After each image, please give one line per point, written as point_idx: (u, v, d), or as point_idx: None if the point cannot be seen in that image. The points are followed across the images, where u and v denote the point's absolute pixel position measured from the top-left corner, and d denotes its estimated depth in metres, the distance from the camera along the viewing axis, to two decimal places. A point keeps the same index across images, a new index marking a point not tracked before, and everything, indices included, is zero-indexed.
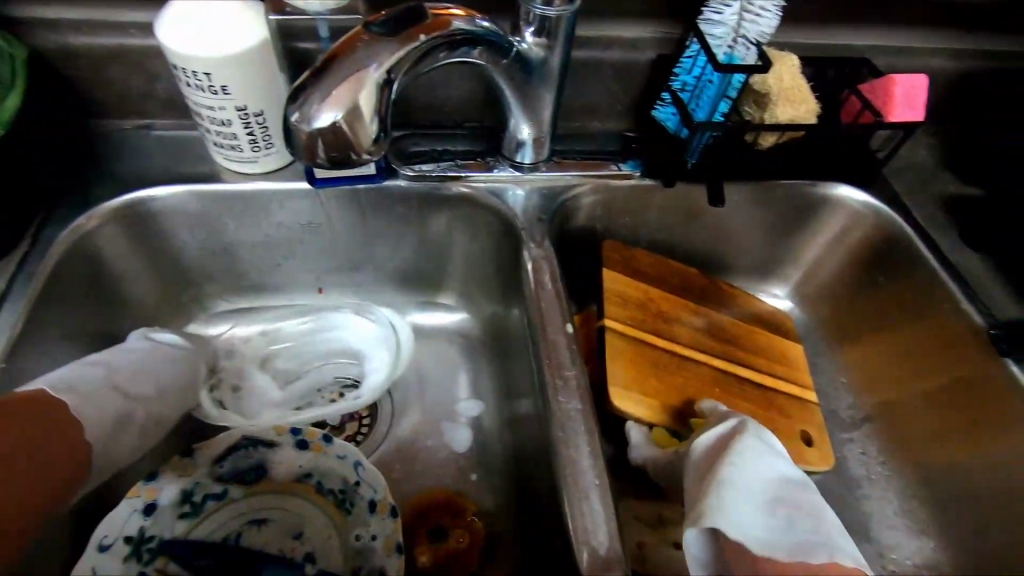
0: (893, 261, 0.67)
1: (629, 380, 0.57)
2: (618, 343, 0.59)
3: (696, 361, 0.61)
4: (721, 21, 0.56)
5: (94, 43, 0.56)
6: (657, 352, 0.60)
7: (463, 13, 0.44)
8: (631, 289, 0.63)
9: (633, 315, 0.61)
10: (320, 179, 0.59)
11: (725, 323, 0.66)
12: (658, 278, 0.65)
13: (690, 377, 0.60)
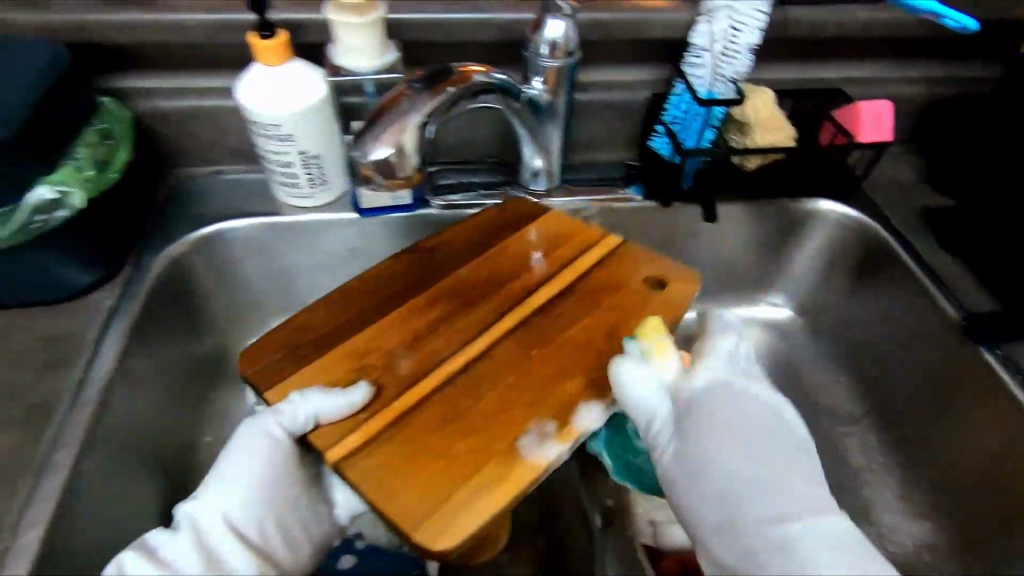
0: (873, 270, 0.75)
1: (428, 482, 0.44)
2: (377, 468, 0.45)
3: (445, 402, 0.49)
4: (703, 63, 0.65)
5: (181, 107, 0.68)
6: (443, 396, 0.50)
7: (481, 68, 0.54)
8: (329, 359, 0.53)
9: (400, 395, 0.50)
10: (364, 208, 0.69)
11: (414, 319, 0.56)
12: (342, 325, 0.56)
13: (431, 417, 0.48)
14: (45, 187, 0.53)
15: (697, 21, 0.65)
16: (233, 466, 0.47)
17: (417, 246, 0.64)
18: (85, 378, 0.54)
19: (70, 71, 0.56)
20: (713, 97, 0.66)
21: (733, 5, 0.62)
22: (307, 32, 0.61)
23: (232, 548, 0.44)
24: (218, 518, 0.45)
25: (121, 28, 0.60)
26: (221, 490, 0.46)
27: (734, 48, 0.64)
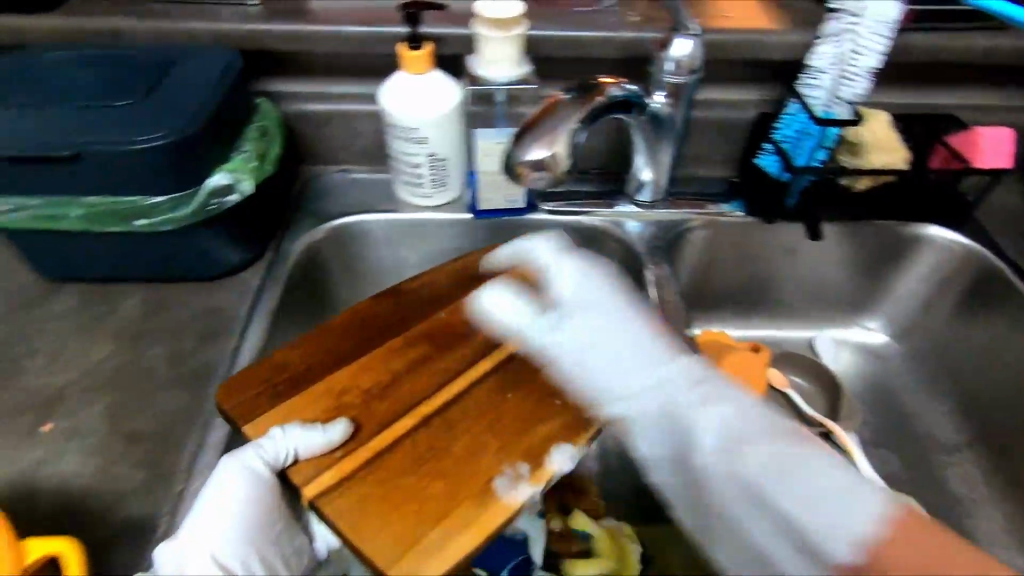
0: (982, 297, 0.74)
1: (369, 514, 0.46)
2: (355, 502, 0.47)
3: (424, 440, 0.50)
4: (819, 84, 0.67)
5: (321, 110, 0.75)
6: (418, 438, 0.50)
7: (613, 80, 0.57)
8: (305, 401, 0.52)
9: (376, 433, 0.50)
10: (480, 209, 0.73)
11: (394, 358, 0.56)
12: (327, 354, 0.56)
13: (408, 457, 0.49)
14: (221, 174, 0.59)
15: (817, 43, 0.67)
16: (204, 520, 0.45)
17: (407, 285, 0.63)
18: (239, 348, 0.60)
19: (243, 74, 0.63)
20: (830, 117, 0.67)
21: (856, 28, 0.63)
22: (444, 45, 0.67)
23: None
24: (209, 558, 0.43)
25: (283, 37, 0.67)
26: (205, 527, 0.45)
27: (853, 71, 0.65)
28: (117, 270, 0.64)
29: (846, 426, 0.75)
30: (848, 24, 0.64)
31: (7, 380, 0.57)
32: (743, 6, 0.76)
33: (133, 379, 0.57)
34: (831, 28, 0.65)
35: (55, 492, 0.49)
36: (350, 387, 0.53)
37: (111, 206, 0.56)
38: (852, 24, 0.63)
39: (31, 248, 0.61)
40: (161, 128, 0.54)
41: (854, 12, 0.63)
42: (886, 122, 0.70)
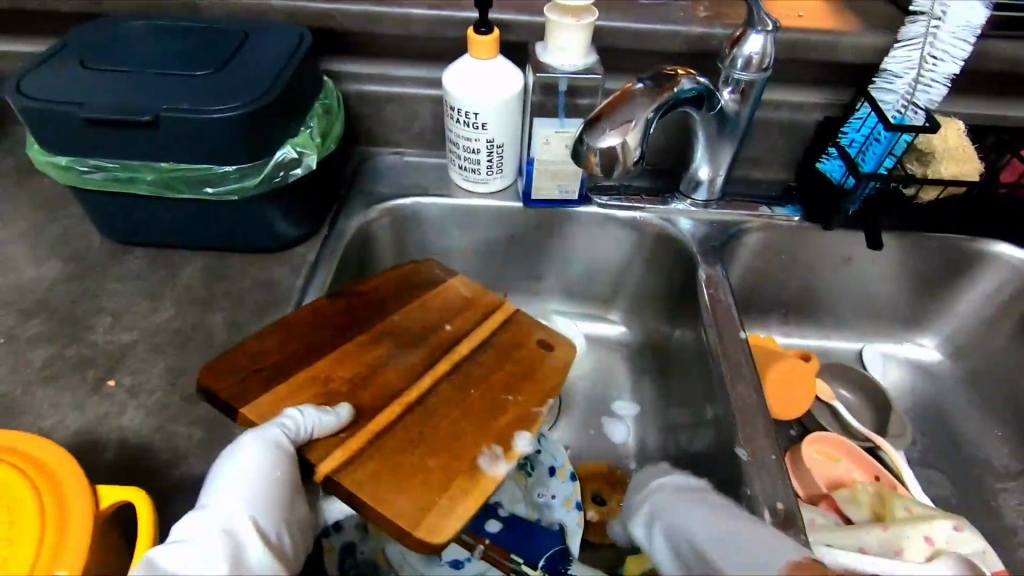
0: None
1: (379, 485, 0.46)
2: (364, 475, 0.46)
3: (405, 425, 0.51)
4: (894, 89, 0.66)
5: (381, 91, 0.75)
6: (406, 422, 0.51)
7: (684, 72, 0.57)
8: (283, 391, 0.51)
9: (372, 417, 0.51)
10: (533, 198, 0.73)
11: (359, 352, 0.56)
12: (304, 346, 0.54)
13: (404, 438, 0.50)
14: (289, 148, 0.61)
15: (895, 46, 0.65)
16: (231, 484, 0.43)
17: (359, 286, 0.62)
18: None
19: (312, 51, 0.64)
20: (903, 123, 0.65)
21: (936, 33, 0.61)
22: (510, 32, 0.67)
23: (254, 545, 0.40)
24: (245, 518, 0.41)
25: (352, 17, 0.68)
26: (236, 490, 0.42)
27: (931, 76, 0.63)
28: (180, 237, 0.65)
29: (894, 443, 0.73)
30: (929, 27, 0.62)
31: (74, 336, 0.59)
32: (814, 5, 0.74)
33: (193, 343, 0.59)
34: (910, 31, 0.63)
35: (119, 446, 0.51)
36: (335, 378, 0.53)
37: (183, 172, 0.58)
38: (934, 28, 0.61)
39: (101, 211, 0.63)
40: (235, 99, 0.55)
41: (938, 15, 0.61)
42: (958, 130, 0.68)
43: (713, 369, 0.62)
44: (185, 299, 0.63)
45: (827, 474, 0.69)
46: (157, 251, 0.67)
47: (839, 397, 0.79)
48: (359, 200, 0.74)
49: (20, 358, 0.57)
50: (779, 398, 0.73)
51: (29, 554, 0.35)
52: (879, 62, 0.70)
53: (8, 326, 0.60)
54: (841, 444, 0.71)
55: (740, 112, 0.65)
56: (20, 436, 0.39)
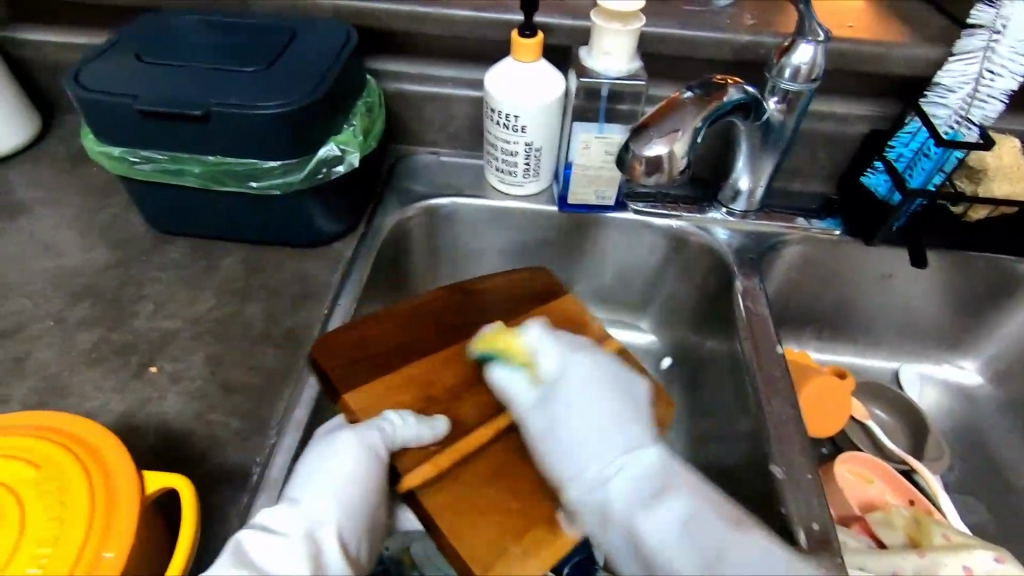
0: None
1: (457, 518, 0.46)
2: (444, 502, 0.47)
3: (490, 457, 0.51)
4: (947, 103, 0.64)
5: (421, 91, 0.76)
6: (491, 453, 0.51)
7: (732, 81, 0.56)
8: (384, 386, 0.53)
9: (464, 438, 0.51)
10: (568, 202, 0.73)
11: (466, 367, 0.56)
12: (410, 345, 0.57)
13: (485, 470, 0.50)
14: (332, 145, 0.61)
15: (950, 60, 0.63)
16: (321, 484, 0.46)
17: (477, 285, 0.64)
18: (331, 315, 0.62)
19: (357, 50, 0.65)
20: (956, 139, 0.64)
21: (995, 47, 0.60)
22: (553, 36, 0.67)
23: (334, 554, 0.43)
24: (330, 524, 0.44)
25: (396, 17, 0.69)
26: (325, 494, 0.45)
27: (987, 92, 0.61)
28: (222, 229, 0.67)
29: (930, 467, 0.72)
30: (988, 41, 0.60)
31: (119, 322, 0.61)
32: (863, 16, 0.73)
33: (232, 333, 0.60)
34: (968, 44, 0.61)
35: (160, 431, 0.53)
36: (437, 385, 0.54)
37: (230, 166, 0.59)
38: (992, 42, 0.60)
39: (148, 201, 0.64)
40: (283, 96, 0.56)
41: (998, 29, 0.59)
42: (1014, 148, 0.65)
43: (748, 383, 0.61)
44: (225, 290, 0.64)
45: (860, 494, 0.68)
46: (199, 241, 0.68)
47: (873, 416, 0.78)
48: (395, 198, 0.75)
49: (67, 341, 0.59)
50: (813, 415, 0.72)
51: (80, 535, 0.36)
52: (930, 76, 0.68)
53: (56, 309, 0.62)
54: (877, 465, 0.70)
55: (785, 123, 0.64)
56: (71, 419, 0.40)
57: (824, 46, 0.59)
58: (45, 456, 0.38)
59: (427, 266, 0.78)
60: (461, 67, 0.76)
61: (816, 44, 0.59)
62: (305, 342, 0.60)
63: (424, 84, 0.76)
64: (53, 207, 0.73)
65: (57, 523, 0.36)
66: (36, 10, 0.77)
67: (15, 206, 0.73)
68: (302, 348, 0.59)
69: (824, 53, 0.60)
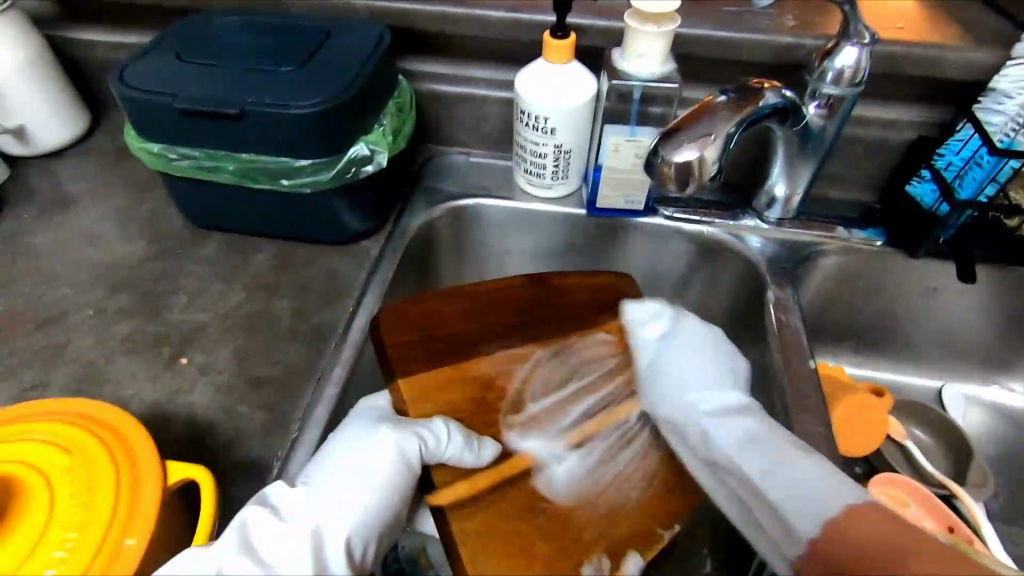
0: None
1: (479, 547, 0.45)
2: (470, 523, 0.46)
3: (526, 493, 0.49)
4: (1003, 110, 0.60)
5: (452, 91, 0.76)
6: (528, 489, 0.50)
7: (770, 84, 0.55)
8: (436, 380, 0.55)
9: (509, 467, 0.51)
10: (597, 206, 0.72)
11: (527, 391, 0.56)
12: (476, 335, 0.58)
13: (518, 505, 0.48)
14: (361, 145, 0.62)
15: (1008, 65, 0.60)
16: (339, 480, 0.45)
17: (556, 280, 0.62)
18: (355, 313, 0.62)
19: (390, 51, 0.65)
20: (1012, 148, 0.59)
21: None
22: (586, 37, 0.67)
23: (334, 557, 0.42)
24: (337, 530, 0.43)
25: (429, 18, 0.69)
26: (341, 495, 0.45)
27: None
28: (255, 226, 0.68)
29: (972, 493, 0.68)
30: None
31: (154, 313, 0.63)
32: (914, 16, 0.69)
33: (260, 328, 0.61)
34: None
35: (188, 421, 0.54)
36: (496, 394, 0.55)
37: (263, 164, 0.60)
38: None
39: (184, 196, 0.66)
40: (316, 96, 0.57)
41: None
42: None
43: (777, 399, 0.59)
44: (253, 286, 0.65)
45: (894, 518, 0.65)
46: (231, 237, 0.70)
47: (912, 436, 0.74)
48: (423, 198, 0.75)
49: (105, 331, 0.61)
50: (846, 433, 0.69)
51: (103, 523, 0.37)
52: (985, 80, 0.64)
53: (97, 299, 0.65)
54: (913, 487, 0.67)
55: (825, 128, 0.61)
56: (102, 407, 0.42)
57: (870, 49, 0.56)
58: (74, 442, 0.40)
59: (453, 267, 0.78)
60: (492, 69, 0.76)
61: (861, 47, 0.56)
62: (329, 340, 0.60)
63: (455, 84, 0.76)
64: (99, 200, 0.76)
65: (82, 509, 0.37)
66: (87, 10, 0.80)
67: (63, 199, 0.76)
68: (325, 345, 0.60)
69: (870, 55, 0.57)
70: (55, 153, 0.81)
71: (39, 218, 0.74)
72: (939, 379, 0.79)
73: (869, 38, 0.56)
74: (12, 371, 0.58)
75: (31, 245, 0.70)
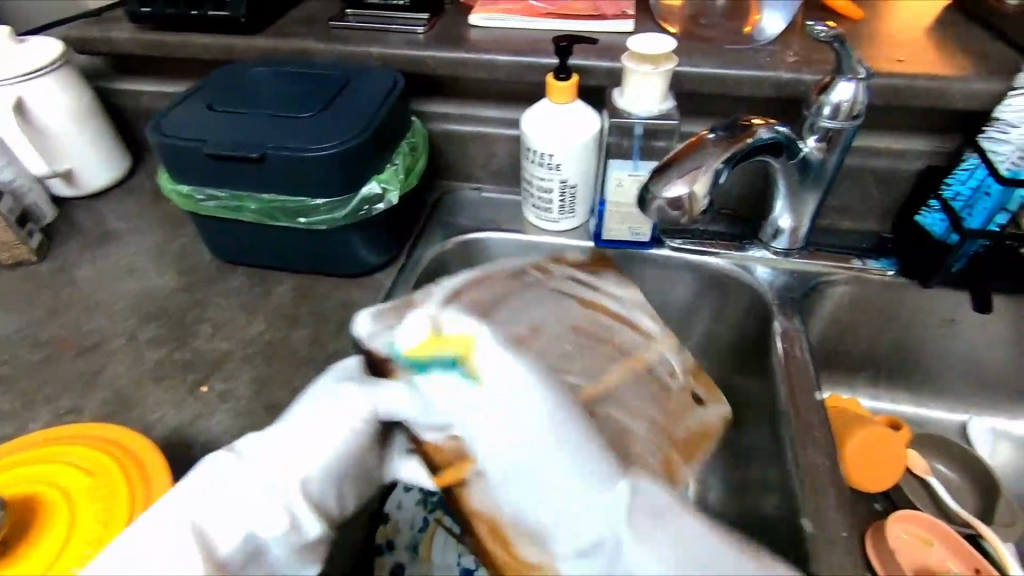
0: None
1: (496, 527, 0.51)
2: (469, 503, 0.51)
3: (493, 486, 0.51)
4: (1008, 140, 0.60)
5: (465, 130, 0.80)
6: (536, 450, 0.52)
7: (763, 121, 0.57)
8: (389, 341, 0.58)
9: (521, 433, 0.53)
10: (604, 239, 0.73)
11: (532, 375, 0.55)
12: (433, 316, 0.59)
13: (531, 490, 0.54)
14: (374, 183, 0.65)
15: (1012, 94, 0.60)
16: (285, 435, 0.45)
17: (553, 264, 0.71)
18: None
19: (403, 94, 0.69)
20: (1018, 177, 0.59)
21: None
22: (590, 77, 0.70)
23: (302, 507, 0.43)
24: (298, 479, 0.43)
25: (442, 63, 0.73)
26: (300, 451, 0.44)
27: None
28: (275, 260, 0.72)
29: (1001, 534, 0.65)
30: None
31: (180, 342, 0.67)
32: (919, 48, 0.70)
33: (277, 358, 0.64)
34: None
35: (208, 446, 0.57)
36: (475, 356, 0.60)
37: (283, 204, 0.64)
38: None
39: (211, 232, 0.71)
40: (334, 140, 0.60)
41: None
42: None
43: (784, 434, 0.58)
44: (272, 317, 0.69)
45: (914, 557, 0.62)
46: (254, 271, 0.74)
47: (936, 472, 0.71)
48: (436, 233, 0.78)
49: (136, 359, 0.65)
50: (862, 466, 0.67)
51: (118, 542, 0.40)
52: (992, 111, 0.64)
53: (129, 329, 0.69)
54: (935, 524, 0.64)
55: (824, 160, 0.62)
56: (121, 433, 0.45)
57: (867, 83, 0.57)
58: (98, 468, 0.43)
59: None
60: (502, 109, 0.79)
61: (855, 81, 0.57)
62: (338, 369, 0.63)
63: (468, 123, 0.80)
64: (137, 236, 0.82)
65: (99, 528, 0.40)
66: (133, 65, 0.87)
67: (105, 235, 0.82)
68: None
69: (865, 89, 0.58)
70: (100, 192, 0.87)
71: (83, 253, 0.79)
72: (963, 411, 0.77)
73: (863, 74, 0.57)
74: (48, 397, 0.62)
75: (73, 279, 0.76)
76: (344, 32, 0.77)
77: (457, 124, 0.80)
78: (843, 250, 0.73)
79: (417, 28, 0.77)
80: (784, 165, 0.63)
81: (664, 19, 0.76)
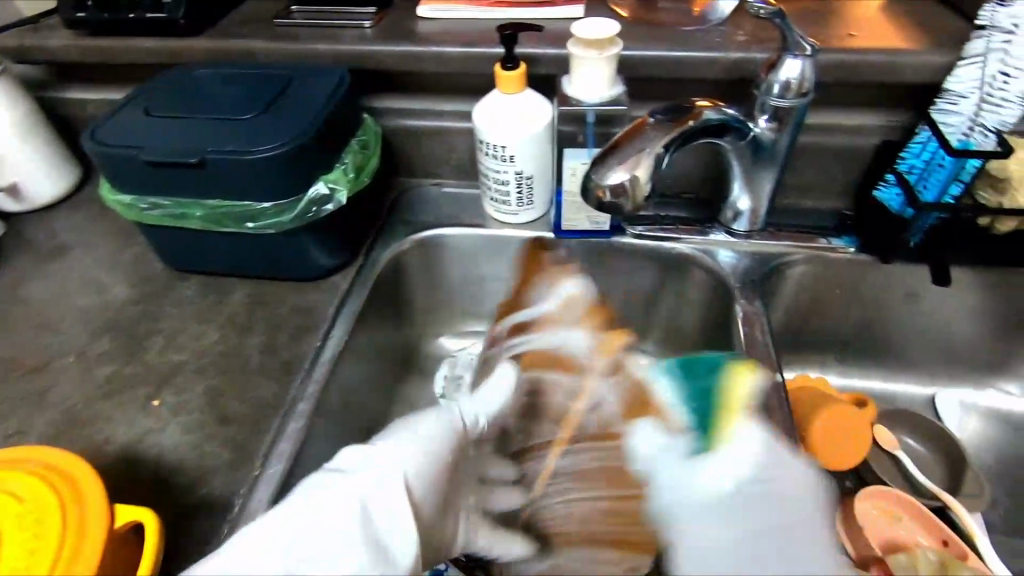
0: None
1: None
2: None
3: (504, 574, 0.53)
4: (957, 110, 0.60)
5: (421, 125, 0.78)
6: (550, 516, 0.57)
7: (710, 103, 0.56)
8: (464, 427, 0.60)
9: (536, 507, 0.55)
10: (564, 229, 0.72)
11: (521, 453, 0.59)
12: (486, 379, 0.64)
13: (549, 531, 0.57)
14: (322, 183, 0.64)
15: (960, 63, 0.60)
16: (337, 509, 0.42)
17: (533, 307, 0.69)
18: (321, 348, 0.64)
19: (350, 91, 0.68)
20: (968, 148, 0.59)
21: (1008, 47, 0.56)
22: (540, 66, 0.68)
23: None
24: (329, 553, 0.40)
25: (391, 57, 0.71)
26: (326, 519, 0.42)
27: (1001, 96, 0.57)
28: (228, 267, 0.70)
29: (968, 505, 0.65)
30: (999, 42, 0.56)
31: (132, 356, 0.65)
32: (870, 22, 0.69)
33: (231, 367, 0.63)
34: (974, 46, 0.58)
35: (160, 461, 0.56)
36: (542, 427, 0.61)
37: (229, 209, 0.62)
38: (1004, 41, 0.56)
39: (158, 241, 0.69)
40: (276, 140, 0.59)
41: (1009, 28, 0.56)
42: None
43: None
44: (227, 326, 0.67)
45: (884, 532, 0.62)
46: (208, 279, 0.72)
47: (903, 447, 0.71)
48: (394, 231, 0.76)
49: (87, 375, 0.64)
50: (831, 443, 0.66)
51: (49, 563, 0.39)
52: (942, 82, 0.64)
53: (80, 345, 0.67)
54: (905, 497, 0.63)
55: (777, 139, 0.61)
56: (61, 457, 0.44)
57: (814, 58, 0.56)
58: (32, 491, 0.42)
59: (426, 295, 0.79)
60: (457, 102, 0.78)
61: (802, 57, 0.56)
62: (293, 376, 0.62)
63: (423, 119, 0.78)
64: (88, 249, 0.80)
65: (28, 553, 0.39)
66: (77, 73, 0.84)
67: (56, 248, 0.80)
68: (292, 380, 0.61)
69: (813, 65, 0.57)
70: (49, 205, 0.85)
71: (33, 268, 0.77)
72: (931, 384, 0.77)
73: (809, 50, 0.56)
74: None
75: (23, 295, 0.74)
76: (290, 29, 0.75)
77: (412, 120, 0.78)
78: (804, 230, 0.72)
79: (365, 22, 0.75)
80: (737, 146, 0.63)
81: (615, 3, 0.75)
